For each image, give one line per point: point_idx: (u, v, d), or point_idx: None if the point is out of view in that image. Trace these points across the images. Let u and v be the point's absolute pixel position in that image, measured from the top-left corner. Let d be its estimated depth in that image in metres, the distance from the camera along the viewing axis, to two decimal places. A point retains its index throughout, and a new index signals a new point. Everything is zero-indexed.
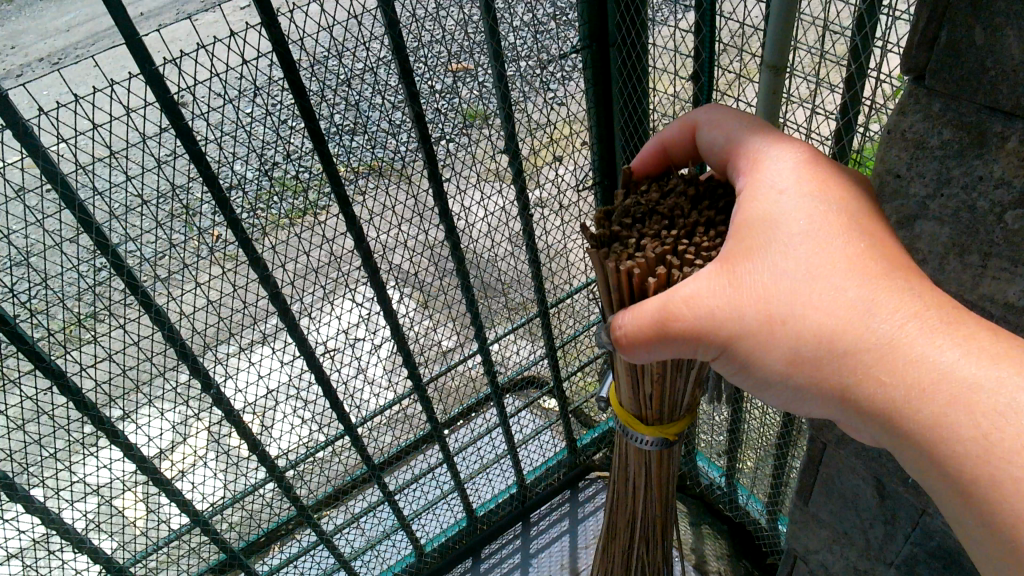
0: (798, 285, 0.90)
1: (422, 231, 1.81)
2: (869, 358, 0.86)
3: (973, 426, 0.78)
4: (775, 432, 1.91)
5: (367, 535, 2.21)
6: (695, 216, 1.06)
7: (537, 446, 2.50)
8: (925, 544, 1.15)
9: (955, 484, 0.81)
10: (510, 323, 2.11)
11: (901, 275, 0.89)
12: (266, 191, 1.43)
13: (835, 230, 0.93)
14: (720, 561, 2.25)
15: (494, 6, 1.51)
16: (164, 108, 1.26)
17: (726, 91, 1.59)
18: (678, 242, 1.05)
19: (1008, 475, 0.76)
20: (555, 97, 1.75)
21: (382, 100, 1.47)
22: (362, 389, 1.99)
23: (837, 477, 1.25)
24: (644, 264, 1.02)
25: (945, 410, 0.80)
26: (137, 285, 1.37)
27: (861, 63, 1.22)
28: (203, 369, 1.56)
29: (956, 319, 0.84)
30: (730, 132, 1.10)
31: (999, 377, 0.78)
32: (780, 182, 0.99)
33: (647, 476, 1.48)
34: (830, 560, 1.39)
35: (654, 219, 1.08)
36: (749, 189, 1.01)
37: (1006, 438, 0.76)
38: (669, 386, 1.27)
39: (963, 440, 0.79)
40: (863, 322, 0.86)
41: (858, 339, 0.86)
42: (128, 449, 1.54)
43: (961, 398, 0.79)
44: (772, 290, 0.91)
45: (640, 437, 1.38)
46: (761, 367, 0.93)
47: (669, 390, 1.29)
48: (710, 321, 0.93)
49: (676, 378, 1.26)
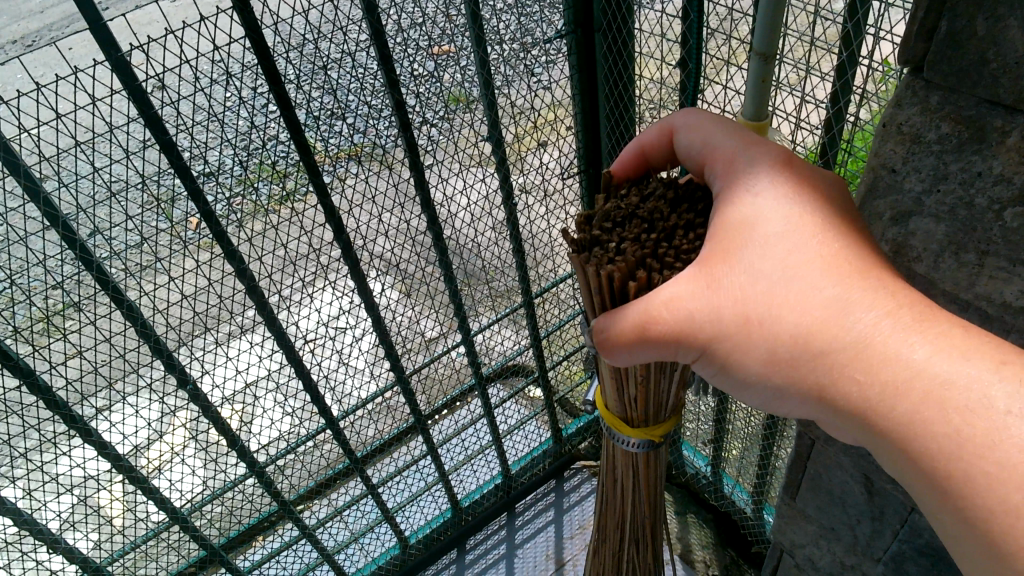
0: (774, 286, 0.88)
1: (404, 220, 1.77)
2: (846, 358, 0.84)
3: (950, 424, 0.77)
4: (762, 421, 1.90)
5: (351, 528, 2.19)
6: (675, 220, 1.04)
7: (521, 437, 2.47)
8: (914, 542, 1.14)
9: (934, 481, 0.79)
10: (494, 313, 2.08)
11: (873, 273, 0.87)
12: (244, 179, 1.39)
13: (811, 229, 0.91)
14: (706, 550, 2.26)
15: None
16: (131, 96, 1.20)
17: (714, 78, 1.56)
18: (657, 245, 1.02)
19: (982, 470, 0.75)
20: (539, 81, 1.71)
21: (361, 86, 1.42)
22: (344, 380, 1.96)
23: (825, 475, 1.23)
24: (625, 268, 0.99)
25: (922, 407, 0.78)
26: (108, 280, 1.32)
27: (853, 51, 1.19)
28: (180, 364, 1.52)
29: (932, 315, 0.82)
30: (706, 135, 1.07)
31: (973, 372, 0.77)
32: (754, 185, 0.96)
33: (633, 476, 1.46)
34: (817, 555, 1.38)
35: (634, 223, 1.05)
36: (725, 192, 0.99)
37: (980, 434, 0.75)
38: (653, 391, 1.26)
39: (940, 436, 0.77)
40: (839, 319, 0.84)
41: (836, 340, 0.84)
42: (102, 448, 1.51)
43: (936, 396, 0.78)
44: (751, 292, 0.89)
45: (625, 439, 1.36)
46: (741, 371, 0.91)
47: (653, 392, 1.26)
48: (689, 324, 0.90)
49: (660, 380, 1.24)
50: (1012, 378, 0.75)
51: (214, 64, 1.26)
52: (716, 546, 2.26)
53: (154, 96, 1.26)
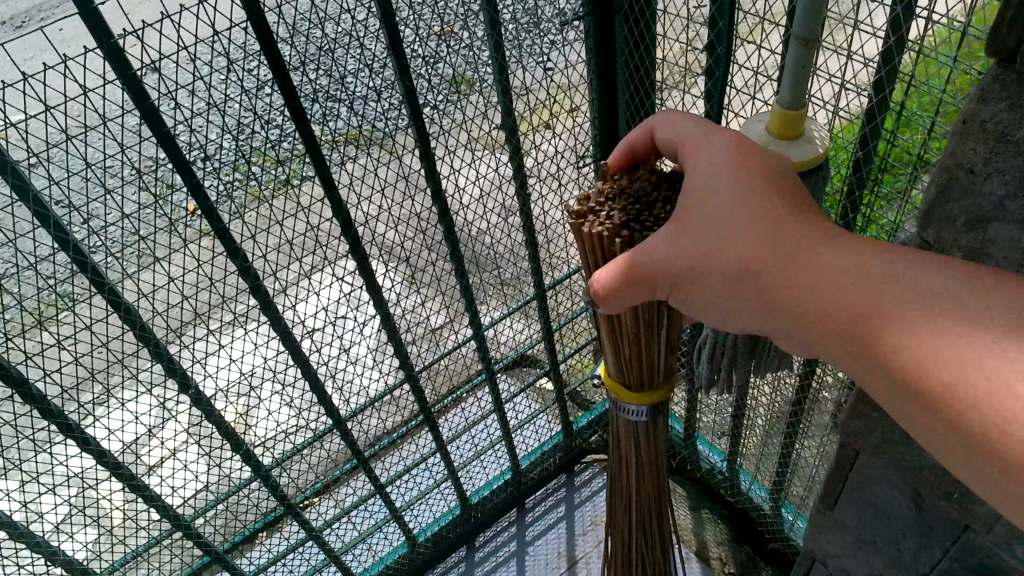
0: (741, 224, 0.93)
1: (413, 212, 1.69)
2: (812, 275, 0.87)
3: (913, 313, 0.78)
4: (784, 419, 1.84)
5: (358, 528, 2.14)
6: (660, 193, 1.06)
7: (532, 431, 2.39)
8: (967, 560, 1.08)
9: (915, 395, 0.76)
10: (506, 307, 2.01)
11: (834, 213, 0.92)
12: (243, 165, 1.30)
13: (775, 182, 0.96)
14: (722, 547, 2.21)
15: None
16: (125, 86, 1.12)
17: (746, 62, 1.48)
18: (644, 215, 1.05)
19: (951, 350, 0.74)
20: (555, 66, 1.62)
21: (368, 73, 1.34)
22: (351, 378, 1.89)
23: (868, 486, 1.17)
24: (613, 227, 1.03)
25: (915, 340, 0.77)
26: (104, 283, 1.25)
27: (902, 36, 1.11)
28: (181, 368, 1.44)
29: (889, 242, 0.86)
30: (681, 117, 1.09)
31: (928, 268, 0.80)
32: (716, 162, 0.99)
33: (637, 451, 1.41)
34: (852, 565, 1.32)
35: (624, 197, 1.06)
36: (688, 172, 1.01)
37: (944, 315, 0.76)
38: (646, 350, 1.21)
39: (905, 327, 0.78)
40: (813, 246, 0.88)
41: (802, 259, 0.88)
42: (100, 456, 1.44)
43: (896, 293, 0.80)
44: (723, 228, 0.94)
45: (624, 404, 1.31)
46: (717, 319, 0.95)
47: (649, 349, 1.21)
48: (668, 261, 0.96)
49: (654, 336, 1.19)
50: (964, 272, 0.79)
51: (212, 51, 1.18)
52: (732, 542, 2.22)
53: (149, 85, 1.17)
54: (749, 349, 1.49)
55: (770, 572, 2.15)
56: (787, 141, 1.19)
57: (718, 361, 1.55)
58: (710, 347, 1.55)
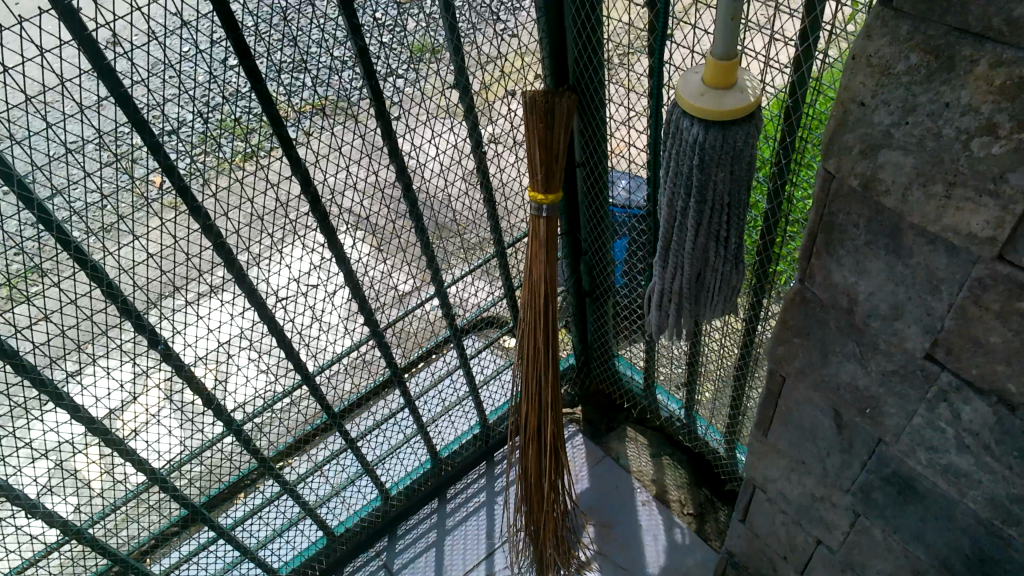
0: None
1: (373, 173, 1.73)
2: None
3: None
4: (733, 362, 1.96)
5: (332, 482, 2.21)
6: None
7: (499, 387, 2.49)
8: (881, 472, 1.20)
9: None
10: (468, 265, 2.05)
11: None
12: (206, 135, 1.36)
13: None
14: (680, 490, 2.32)
15: None
16: (80, 45, 1.17)
17: (681, 37, 1.54)
18: None
19: None
20: (506, 28, 1.66)
21: (324, 35, 1.39)
22: (318, 337, 1.94)
23: (796, 410, 1.29)
24: None
25: None
26: (70, 240, 1.29)
27: (816, 16, 1.23)
28: (148, 324, 1.49)
29: None
30: None
31: None
32: None
33: (536, 280, 1.82)
34: (788, 489, 1.42)
35: None
36: None
37: None
38: (549, 153, 1.64)
39: None
40: None
41: None
42: (74, 411, 1.48)
43: None
44: None
45: (535, 207, 1.73)
46: None
47: (546, 166, 1.65)
48: None
49: (558, 137, 1.62)
50: None
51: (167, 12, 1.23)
52: (690, 485, 2.34)
53: (107, 48, 1.21)
54: (695, 297, 1.48)
55: (725, 511, 2.26)
56: (720, 90, 1.25)
57: (667, 305, 1.52)
58: (659, 296, 1.53)
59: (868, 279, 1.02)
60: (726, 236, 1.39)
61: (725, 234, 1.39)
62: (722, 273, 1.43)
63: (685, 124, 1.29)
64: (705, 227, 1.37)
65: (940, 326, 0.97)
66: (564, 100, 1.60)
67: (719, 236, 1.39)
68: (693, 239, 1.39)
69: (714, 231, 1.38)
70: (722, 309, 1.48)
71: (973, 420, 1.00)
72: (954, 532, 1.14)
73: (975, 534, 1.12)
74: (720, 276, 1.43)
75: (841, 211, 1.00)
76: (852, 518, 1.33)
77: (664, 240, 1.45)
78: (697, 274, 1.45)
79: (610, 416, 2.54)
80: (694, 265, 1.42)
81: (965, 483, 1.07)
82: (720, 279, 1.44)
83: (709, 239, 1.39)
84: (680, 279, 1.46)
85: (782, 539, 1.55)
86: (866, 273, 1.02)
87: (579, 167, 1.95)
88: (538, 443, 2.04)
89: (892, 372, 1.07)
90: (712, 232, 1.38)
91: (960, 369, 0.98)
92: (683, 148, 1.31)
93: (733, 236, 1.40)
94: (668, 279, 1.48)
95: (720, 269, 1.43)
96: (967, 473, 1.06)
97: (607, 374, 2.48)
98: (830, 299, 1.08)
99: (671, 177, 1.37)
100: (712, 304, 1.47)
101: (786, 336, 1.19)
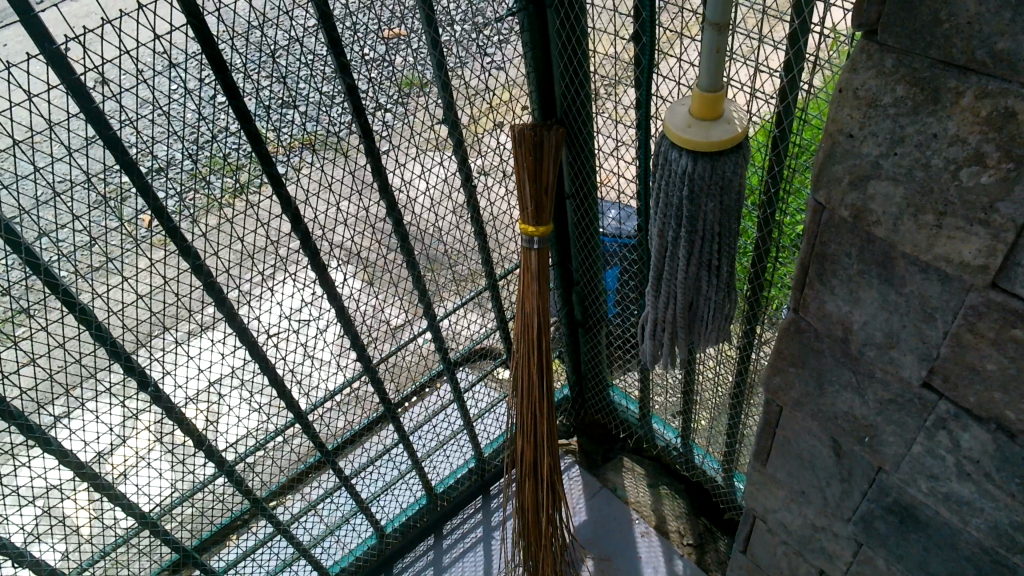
0: None
1: (363, 209, 1.71)
2: None
3: None
4: (729, 391, 1.95)
5: (326, 521, 2.17)
6: None
7: (493, 419, 2.47)
8: (882, 501, 1.19)
9: None
10: (460, 298, 2.03)
11: None
12: (195, 173, 1.35)
13: None
14: (680, 520, 2.29)
15: (436, 17, 1.50)
16: (69, 90, 1.16)
17: (668, 69, 1.55)
18: None
19: None
20: (493, 61, 1.66)
21: (312, 73, 1.40)
22: (311, 373, 1.91)
23: (794, 439, 1.28)
24: None
25: None
26: (57, 284, 1.27)
27: (800, 48, 1.24)
28: (138, 366, 1.47)
29: None
30: None
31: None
32: None
33: (527, 311, 1.81)
34: (789, 520, 1.41)
35: None
36: None
37: None
38: (539, 187, 1.64)
39: None
40: None
41: None
42: (62, 456, 1.45)
43: None
44: None
45: (528, 240, 1.72)
46: None
47: (536, 200, 1.66)
48: None
49: (547, 168, 1.63)
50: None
51: (156, 53, 1.22)
52: (689, 515, 2.31)
53: (96, 91, 1.21)
54: (689, 326, 1.47)
55: (726, 541, 2.24)
56: (707, 122, 1.26)
57: (660, 333, 1.51)
58: (651, 323, 1.52)
59: (862, 308, 1.02)
60: (718, 264, 1.38)
61: (717, 262, 1.38)
62: (714, 302, 1.42)
63: (674, 155, 1.29)
64: (696, 255, 1.36)
65: (935, 354, 0.97)
66: (552, 133, 1.60)
67: (710, 265, 1.38)
68: (684, 267, 1.38)
69: (705, 260, 1.37)
70: (715, 337, 1.47)
71: (973, 448, 1.00)
72: (958, 560, 1.13)
73: (978, 562, 1.11)
74: (712, 305, 1.42)
75: (832, 241, 1.00)
76: (854, 548, 1.31)
77: (656, 269, 1.45)
78: (690, 303, 1.44)
79: (606, 446, 2.52)
80: (685, 293, 1.42)
81: (967, 511, 1.06)
82: (712, 307, 1.43)
83: (700, 268, 1.38)
84: (672, 308, 1.45)
85: (783, 570, 1.53)
86: (860, 303, 1.01)
87: (569, 198, 1.95)
88: (535, 475, 2.01)
89: (888, 401, 1.07)
90: (703, 260, 1.37)
91: (957, 397, 0.98)
92: (673, 179, 1.31)
93: (724, 264, 1.38)
94: (660, 307, 1.47)
95: (712, 297, 1.42)
96: (968, 501, 1.05)
97: (602, 404, 2.47)
98: (824, 329, 1.08)
99: (661, 208, 1.37)
100: (705, 333, 1.47)
101: (782, 365, 1.19)
